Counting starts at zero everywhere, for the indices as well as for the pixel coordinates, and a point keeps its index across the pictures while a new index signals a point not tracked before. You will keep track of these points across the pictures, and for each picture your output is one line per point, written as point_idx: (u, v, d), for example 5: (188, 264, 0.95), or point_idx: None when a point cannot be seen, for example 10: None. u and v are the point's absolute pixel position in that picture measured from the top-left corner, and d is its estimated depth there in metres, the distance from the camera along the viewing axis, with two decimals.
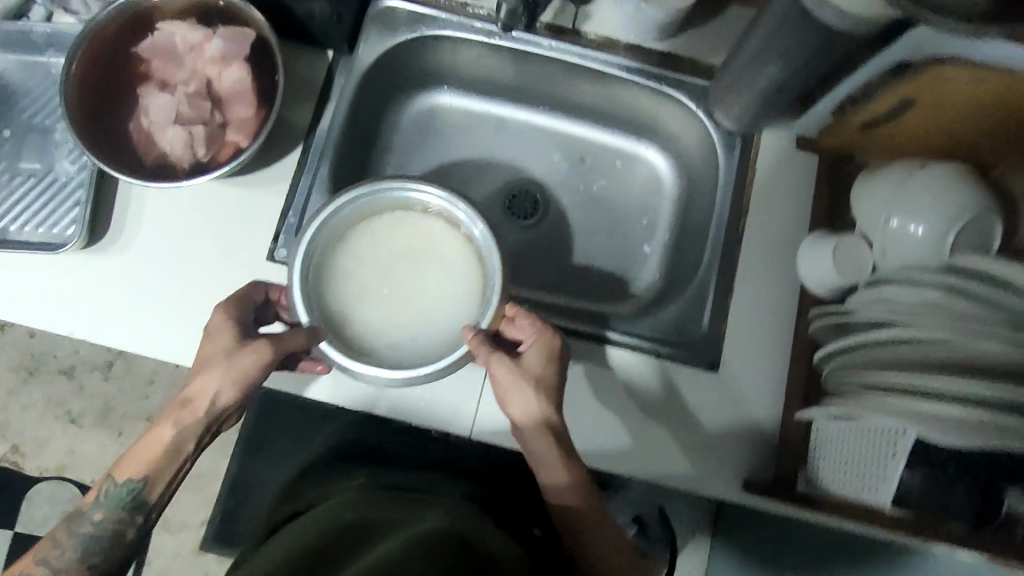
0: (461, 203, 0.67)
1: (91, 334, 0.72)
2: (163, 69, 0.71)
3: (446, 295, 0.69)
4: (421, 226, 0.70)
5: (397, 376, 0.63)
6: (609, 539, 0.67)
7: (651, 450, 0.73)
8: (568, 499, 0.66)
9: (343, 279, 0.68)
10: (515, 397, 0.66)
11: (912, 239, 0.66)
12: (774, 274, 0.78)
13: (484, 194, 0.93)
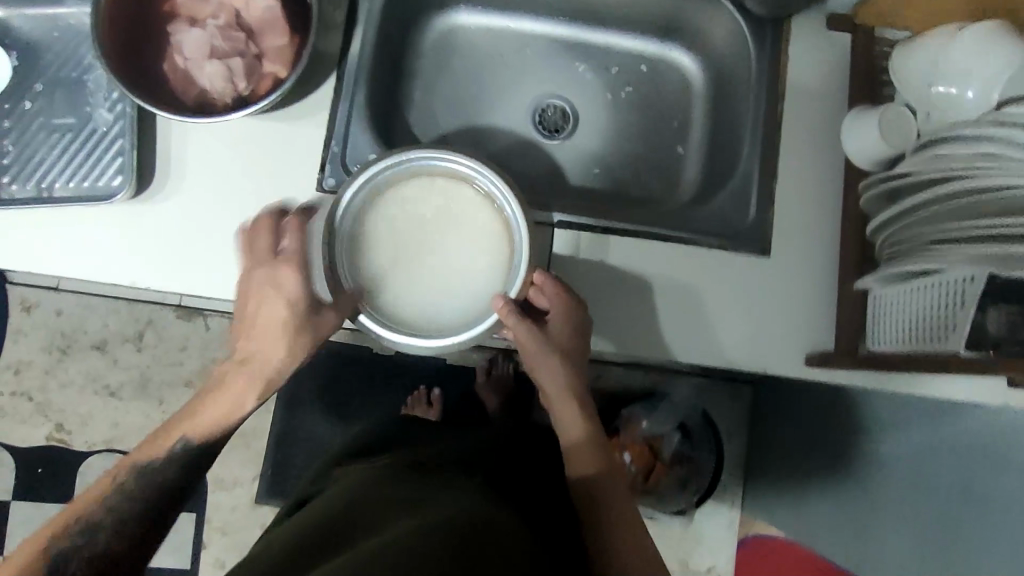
0: (488, 170, 0.66)
1: (157, 282, 0.73)
2: (190, 5, 0.70)
3: (472, 264, 0.68)
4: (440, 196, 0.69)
5: (437, 346, 0.65)
6: (622, 495, 0.70)
7: (712, 336, 0.77)
8: (583, 460, 0.72)
9: (369, 253, 0.67)
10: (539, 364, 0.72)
11: (961, 105, 0.68)
12: (811, 156, 0.80)
13: (513, 112, 0.92)
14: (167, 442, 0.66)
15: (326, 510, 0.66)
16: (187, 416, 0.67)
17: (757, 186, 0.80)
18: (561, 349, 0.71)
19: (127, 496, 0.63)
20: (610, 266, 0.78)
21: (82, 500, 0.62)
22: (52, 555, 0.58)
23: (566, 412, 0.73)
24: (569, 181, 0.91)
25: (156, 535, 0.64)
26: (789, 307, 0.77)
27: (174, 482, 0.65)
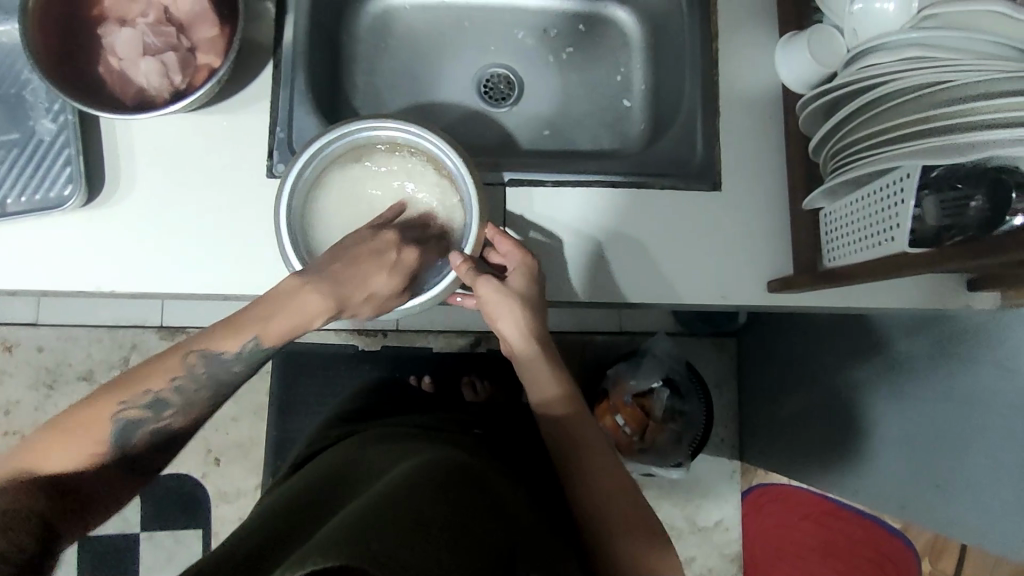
0: (426, 133, 0.67)
1: (121, 285, 0.74)
2: (117, 6, 0.71)
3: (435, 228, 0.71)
4: (394, 165, 0.71)
5: (401, 308, 0.65)
6: (596, 445, 0.73)
7: (672, 273, 0.78)
8: (562, 410, 0.75)
9: (324, 226, 0.70)
10: (503, 318, 0.73)
11: (879, 15, 0.69)
12: (751, 89, 0.81)
13: (458, 84, 0.93)
14: (184, 357, 0.55)
15: (303, 498, 0.62)
16: (255, 321, 0.58)
17: (701, 125, 0.81)
18: (524, 298, 0.73)
19: (135, 421, 0.53)
20: (567, 219, 0.79)
21: (75, 426, 0.51)
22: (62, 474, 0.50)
23: (536, 366, 0.76)
24: (521, 145, 0.92)
25: (155, 462, 0.56)
26: (746, 238, 0.79)
27: (205, 409, 0.57)
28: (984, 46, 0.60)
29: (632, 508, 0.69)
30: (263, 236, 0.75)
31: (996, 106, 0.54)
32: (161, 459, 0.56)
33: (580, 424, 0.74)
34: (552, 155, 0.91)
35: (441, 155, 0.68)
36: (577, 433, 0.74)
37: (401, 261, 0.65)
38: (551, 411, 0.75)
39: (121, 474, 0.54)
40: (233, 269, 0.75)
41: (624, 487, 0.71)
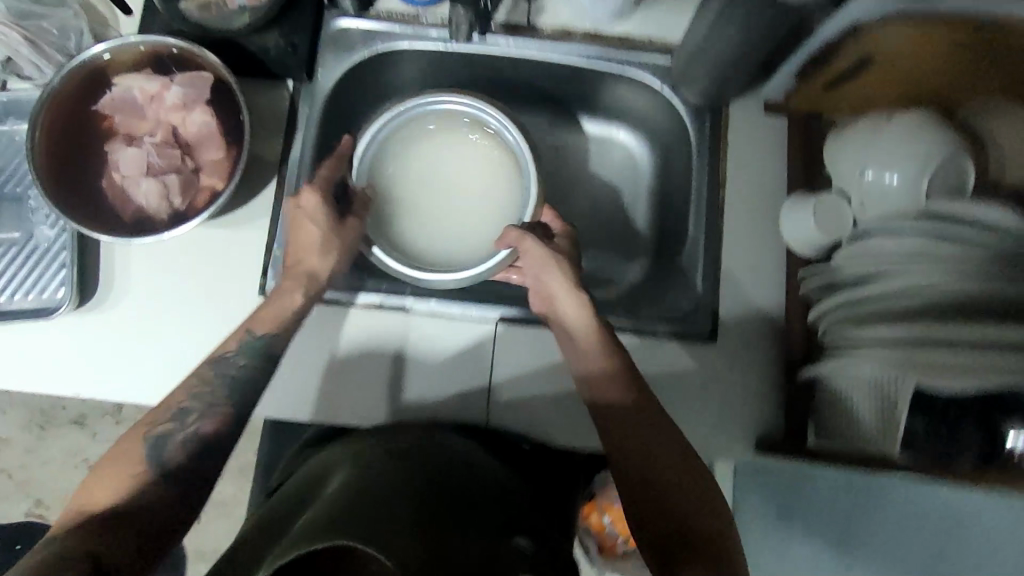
0: (488, 107, 0.75)
1: (99, 393, 0.72)
2: (127, 123, 0.71)
3: (485, 217, 0.79)
4: (452, 147, 0.80)
5: (466, 277, 0.70)
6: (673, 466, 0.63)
7: None
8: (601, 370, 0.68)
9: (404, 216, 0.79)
10: (558, 279, 0.70)
11: (889, 189, 0.68)
12: (757, 241, 0.80)
13: None
14: (173, 408, 0.63)
15: (256, 526, 0.60)
16: (252, 314, 0.69)
17: (700, 272, 0.80)
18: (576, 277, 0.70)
19: (164, 435, 0.62)
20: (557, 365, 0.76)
21: (114, 473, 0.59)
22: (116, 508, 0.57)
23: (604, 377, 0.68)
24: None
25: (195, 485, 0.61)
26: (739, 392, 0.77)
27: (226, 425, 0.64)
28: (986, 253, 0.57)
29: (691, 472, 0.63)
30: None
31: (998, 334, 0.53)
32: (226, 440, 0.64)
33: (614, 400, 0.67)
34: None
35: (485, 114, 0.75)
36: (636, 454, 0.65)
37: (326, 191, 0.72)
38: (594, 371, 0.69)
39: (164, 504, 0.59)
40: None
41: (680, 465, 0.63)
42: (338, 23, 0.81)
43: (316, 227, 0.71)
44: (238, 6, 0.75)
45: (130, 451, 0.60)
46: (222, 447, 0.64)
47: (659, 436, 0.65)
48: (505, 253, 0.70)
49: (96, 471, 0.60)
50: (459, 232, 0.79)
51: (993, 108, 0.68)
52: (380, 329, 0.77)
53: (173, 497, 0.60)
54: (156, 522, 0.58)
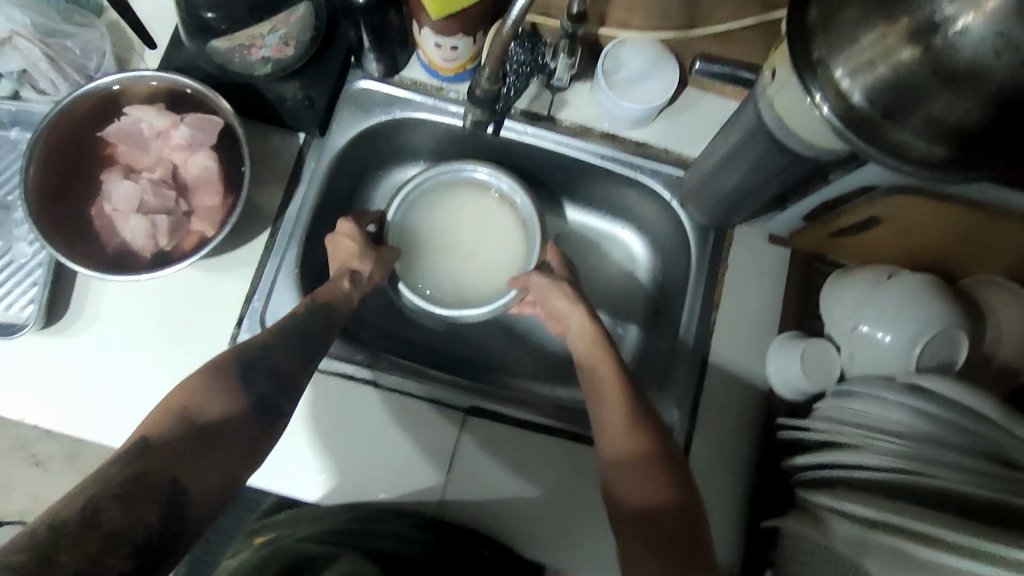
0: (496, 172, 0.85)
1: (46, 421, 0.70)
2: (129, 154, 0.70)
3: (504, 254, 0.87)
4: (465, 199, 0.88)
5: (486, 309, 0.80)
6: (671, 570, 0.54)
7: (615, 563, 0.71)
8: (611, 401, 0.65)
9: (429, 266, 0.87)
10: (575, 318, 0.76)
11: (880, 348, 0.67)
12: (743, 371, 0.78)
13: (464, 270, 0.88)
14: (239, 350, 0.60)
15: None
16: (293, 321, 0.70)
17: (681, 394, 0.78)
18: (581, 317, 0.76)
19: (247, 360, 0.59)
20: (519, 469, 0.73)
21: (192, 390, 0.55)
22: (189, 412, 0.53)
23: (632, 465, 0.61)
24: (501, 350, 0.88)
25: (275, 410, 0.58)
26: None
27: (302, 372, 0.62)
28: (967, 438, 0.57)
29: (685, 528, 0.57)
30: None
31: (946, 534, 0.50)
32: (298, 374, 0.61)
33: (621, 444, 0.62)
34: (529, 371, 0.87)
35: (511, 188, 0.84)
36: (636, 556, 0.57)
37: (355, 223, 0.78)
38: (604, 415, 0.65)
39: (242, 434, 0.55)
40: None
41: (683, 502, 0.59)
42: (360, 84, 0.81)
43: (353, 249, 0.75)
44: (261, 58, 0.71)
45: (224, 370, 0.57)
46: (292, 381, 0.60)
47: (656, 475, 0.60)
48: (516, 292, 0.80)
49: (170, 393, 0.55)
50: (477, 266, 0.87)
51: (984, 281, 0.70)
52: (349, 402, 0.74)
53: (262, 429, 0.56)
54: (239, 447, 0.54)
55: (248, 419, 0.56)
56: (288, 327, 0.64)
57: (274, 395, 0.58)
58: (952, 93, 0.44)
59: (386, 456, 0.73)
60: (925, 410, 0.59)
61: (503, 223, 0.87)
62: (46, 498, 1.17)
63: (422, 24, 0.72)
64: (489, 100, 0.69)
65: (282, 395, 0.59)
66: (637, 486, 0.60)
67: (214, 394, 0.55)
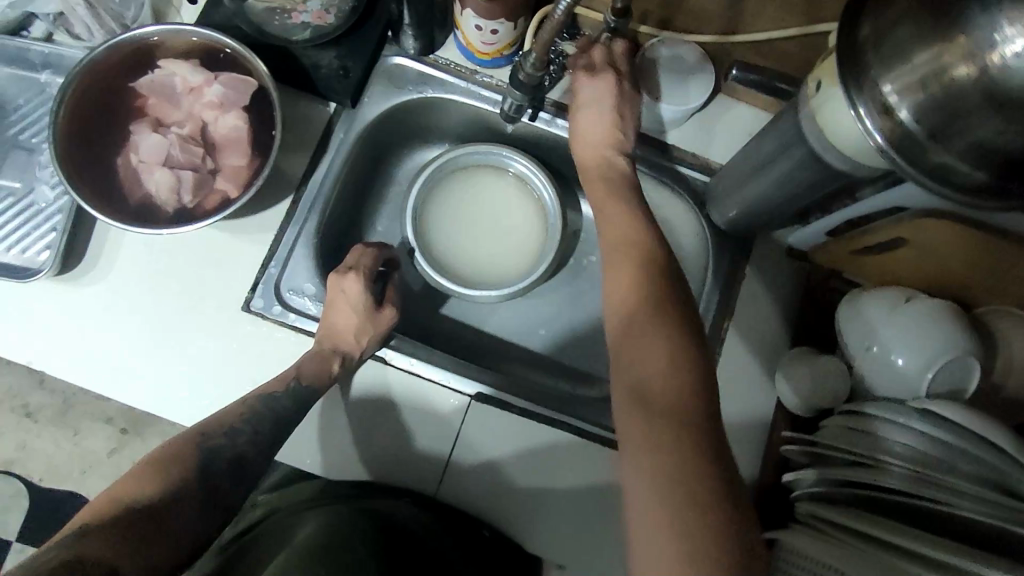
0: (517, 155, 0.85)
1: (51, 367, 0.70)
2: (159, 107, 0.70)
3: (521, 236, 0.88)
4: (482, 180, 0.88)
5: (507, 290, 0.80)
6: (664, 471, 0.45)
7: (606, 558, 0.72)
8: (630, 305, 0.56)
9: (444, 245, 0.87)
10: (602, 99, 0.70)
11: (894, 370, 0.67)
12: (752, 382, 0.77)
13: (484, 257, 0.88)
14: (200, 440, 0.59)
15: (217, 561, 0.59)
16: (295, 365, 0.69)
17: None
18: (610, 153, 0.70)
19: (216, 445, 0.60)
20: (519, 460, 0.73)
21: (143, 476, 0.54)
22: (148, 501, 0.52)
23: (643, 353, 0.52)
24: (509, 341, 0.88)
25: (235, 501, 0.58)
26: None
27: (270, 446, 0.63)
28: (978, 467, 0.57)
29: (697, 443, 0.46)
30: (212, 368, 0.71)
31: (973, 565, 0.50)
32: (260, 464, 0.62)
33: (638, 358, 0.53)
34: (535, 364, 0.87)
35: (533, 175, 0.85)
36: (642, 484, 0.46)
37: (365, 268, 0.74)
38: (624, 322, 0.55)
39: (197, 524, 0.54)
40: (168, 393, 0.70)
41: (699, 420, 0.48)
42: (395, 60, 0.81)
43: (356, 312, 0.71)
44: (301, 22, 0.74)
45: (182, 458, 0.57)
46: (250, 474, 0.61)
47: (669, 386, 0.50)
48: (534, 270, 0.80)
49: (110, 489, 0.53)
50: (492, 248, 0.88)
51: (1008, 312, 0.69)
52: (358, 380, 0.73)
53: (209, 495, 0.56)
54: (191, 525, 0.53)
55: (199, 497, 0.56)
56: (263, 410, 0.64)
57: (241, 475, 0.60)
58: (1002, 120, 0.44)
59: (394, 437, 0.73)
60: (938, 436, 0.59)
61: (519, 207, 0.88)
62: (33, 448, 1.16)
63: (465, 5, 0.71)
64: (531, 89, 0.66)
65: (241, 485, 0.59)
66: (651, 385, 0.50)
67: (164, 477, 0.55)
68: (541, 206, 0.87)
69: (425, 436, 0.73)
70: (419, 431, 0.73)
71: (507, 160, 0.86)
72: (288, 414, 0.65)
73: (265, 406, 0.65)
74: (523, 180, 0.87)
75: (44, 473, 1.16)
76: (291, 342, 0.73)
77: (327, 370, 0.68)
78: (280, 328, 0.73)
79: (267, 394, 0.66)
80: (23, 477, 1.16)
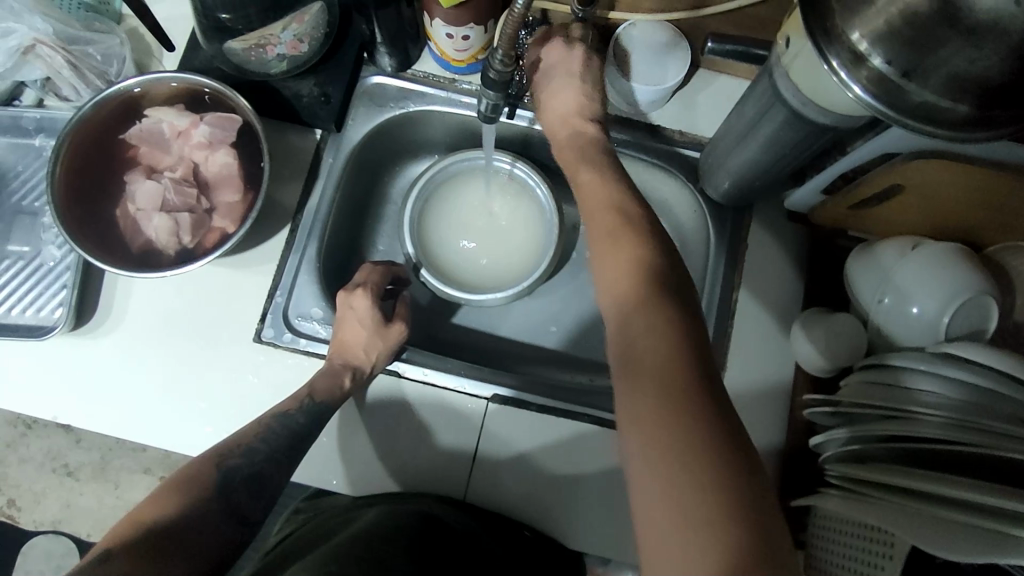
0: (506, 158, 0.85)
1: (77, 419, 0.71)
2: (150, 155, 0.72)
3: (520, 237, 0.88)
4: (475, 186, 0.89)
5: (512, 292, 0.80)
6: (691, 470, 0.43)
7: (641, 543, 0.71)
8: (620, 276, 0.55)
9: (446, 255, 0.88)
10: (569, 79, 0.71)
11: (911, 321, 0.66)
12: (768, 350, 0.77)
13: (487, 263, 0.88)
14: (216, 458, 0.60)
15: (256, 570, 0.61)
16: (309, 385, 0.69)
17: None
18: (584, 124, 0.70)
19: (231, 464, 0.61)
20: (542, 456, 0.73)
21: (163, 498, 0.55)
22: (167, 521, 0.53)
23: (635, 324, 0.52)
24: (521, 341, 0.88)
25: (253, 516, 0.59)
26: None
27: (290, 458, 0.64)
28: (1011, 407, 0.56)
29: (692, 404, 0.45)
30: (230, 401, 0.72)
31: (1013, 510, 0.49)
32: (278, 477, 0.63)
33: (631, 329, 0.52)
34: (550, 360, 0.87)
35: (524, 175, 0.86)
36: (645, 457, 0.45)
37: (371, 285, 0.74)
38: (617, 295, 0.55)
39: (219, 532, 0.56)
40: (191, 430, 0.72)
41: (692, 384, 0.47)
42: (374, 79, 0.82)
43: (365, 327, 0.72)
44: (277, 55, 0.72)
45: (199, 476, 0.58)
46: (267, 489, 0.62)
47: (661, 354, 0.49)
48: (536, 271, 0.81)
49: (130, 513, 0.54)
50: (494, 252, 0.89)
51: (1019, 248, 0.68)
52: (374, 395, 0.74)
53: (224, 512, 0.57)
54: (209, 544, 0.54)
55: (216, 516, 0.56)
56: (279, 429, 0.65)
57: (259, 489, 0.61)
58: (974, 47, 0.43)
59: (416, 448, 0.73)
60: (962, 377, 0.58)
61: (516, 208, 0.89)
62: (77, 506, 1.18)
63: (433, 15, 0.72)
64: (503, 86, 0.65)
65: (258, 500, 0.60)
66: (658, 368, 0.48)
67: (182, 499, 0.56)
68: (537, 202, 0.87)
69: (448, 443, 0.73)
70: (441, 439, 0.73)
71: (496, 162, 0.86)
72: (305, 431, 0.66)
73: (283, 427, 0.66)
74: (515, 181, 0.88)
75: (90, 529, 1.18)
76: (305, 367, 0.74)
77: (341, 390, 0.69)
78: (293, 355, 0.74)
79: (282, 413, 0.66)
80: (70, 534, 1.18)
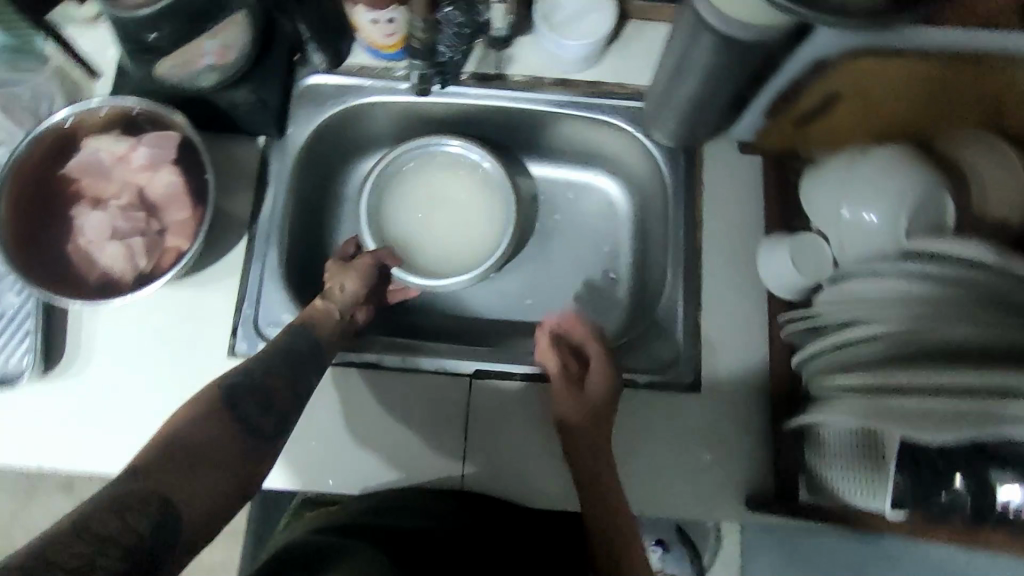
0: (451, 141, 0.86)
1: (62, 462, 0.71)
2: (94, 185, 0.71)
3: (480, 217, 0.88)
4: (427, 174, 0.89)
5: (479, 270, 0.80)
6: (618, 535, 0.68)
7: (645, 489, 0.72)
8: (551, 361, 0.73)
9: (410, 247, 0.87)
10: None
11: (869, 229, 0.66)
12: (740, 283, 0.77)
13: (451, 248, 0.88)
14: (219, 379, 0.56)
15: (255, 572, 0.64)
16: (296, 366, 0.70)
17: (682, 317, 0.77)
18: None
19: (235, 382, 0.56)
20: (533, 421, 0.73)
21: (187, 409, 0.53)
22: (176, 438, 0.50)
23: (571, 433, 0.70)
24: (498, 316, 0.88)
25: (268, 429, 0.55)
26: (723, 440, 0.74)
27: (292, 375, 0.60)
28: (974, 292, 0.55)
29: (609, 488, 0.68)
30: None
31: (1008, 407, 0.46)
32: (286, 396, 0.58)
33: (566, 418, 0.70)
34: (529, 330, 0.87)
35: (472, 152, 0.86)
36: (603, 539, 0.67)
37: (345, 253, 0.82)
38: (550, 363, 0.73)
39: (235, 446, 0.52)
40: None
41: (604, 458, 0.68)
42: (309, 80, 0.81)
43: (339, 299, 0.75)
44: (206, 66, 0.71)
45: (206, 394, 0.54)
46: (275, 401, 0.57)
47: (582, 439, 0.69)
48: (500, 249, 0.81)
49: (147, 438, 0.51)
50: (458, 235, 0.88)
51: None
52: (358, 389, 0.74)
53: (234, 426, 0.53)
54: (218, 465, 0.50)
55: (229, 432, 0.52)
56: None
57: (269, 402, 0.57)
58: None
59: (408, 433, 0.73)
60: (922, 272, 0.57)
61: (471, 189, 0.89)
62: None
63: (355, 2, 0.72)
64: (426, 55, 0.75)
65: (270, 411, 0.56)
66: (590, 434, 0.69)
67: (194, 415, 0.52)
68: (489, 179, 0.87)
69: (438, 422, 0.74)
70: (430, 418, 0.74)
71: (440, 146, 0.86)
72: (308, 357, 0.64)
73: None
74: (464, 163, 0.88)
75: None
76: None
77: None
78: None
79: None
80: None
